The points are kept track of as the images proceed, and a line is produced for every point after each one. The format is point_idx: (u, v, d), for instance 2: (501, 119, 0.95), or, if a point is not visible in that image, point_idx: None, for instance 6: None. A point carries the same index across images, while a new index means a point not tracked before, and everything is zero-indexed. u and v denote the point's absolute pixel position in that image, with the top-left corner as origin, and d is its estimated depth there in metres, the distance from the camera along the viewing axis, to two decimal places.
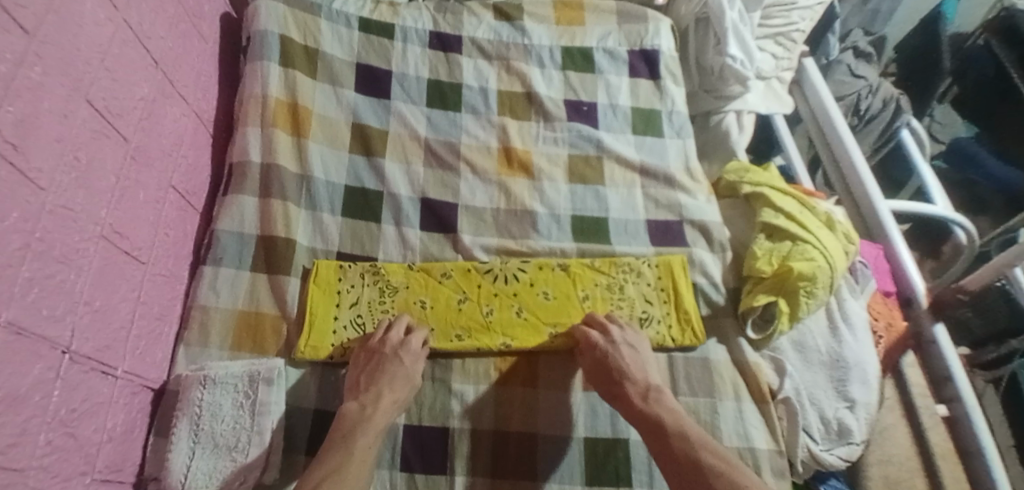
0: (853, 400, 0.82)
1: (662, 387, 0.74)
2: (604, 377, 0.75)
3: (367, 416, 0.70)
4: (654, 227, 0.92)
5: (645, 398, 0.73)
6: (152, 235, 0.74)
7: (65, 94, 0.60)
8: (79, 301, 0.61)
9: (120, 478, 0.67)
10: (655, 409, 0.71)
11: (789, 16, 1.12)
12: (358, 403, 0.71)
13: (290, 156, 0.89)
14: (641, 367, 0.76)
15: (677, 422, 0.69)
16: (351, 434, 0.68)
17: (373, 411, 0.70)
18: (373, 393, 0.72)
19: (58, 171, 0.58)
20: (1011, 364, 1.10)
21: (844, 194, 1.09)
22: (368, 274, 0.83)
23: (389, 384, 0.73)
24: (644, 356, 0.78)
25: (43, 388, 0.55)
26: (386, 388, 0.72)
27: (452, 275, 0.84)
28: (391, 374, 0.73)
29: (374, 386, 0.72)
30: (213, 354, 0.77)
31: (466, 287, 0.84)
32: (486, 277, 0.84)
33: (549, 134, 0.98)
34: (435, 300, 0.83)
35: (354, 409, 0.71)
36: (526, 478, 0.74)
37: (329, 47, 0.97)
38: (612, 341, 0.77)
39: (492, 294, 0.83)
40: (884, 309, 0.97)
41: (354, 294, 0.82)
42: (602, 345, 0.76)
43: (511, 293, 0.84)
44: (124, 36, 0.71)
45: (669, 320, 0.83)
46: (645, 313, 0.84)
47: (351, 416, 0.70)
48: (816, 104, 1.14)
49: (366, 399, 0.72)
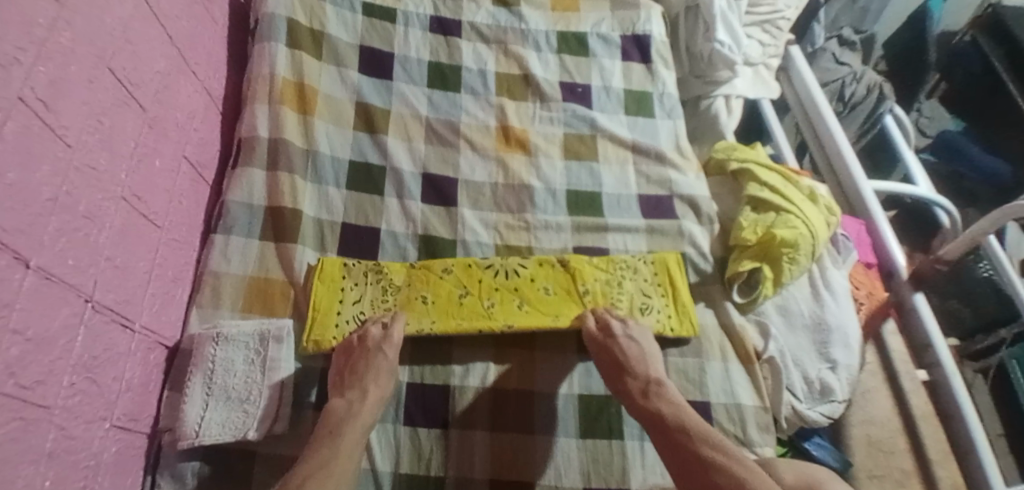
0: (835, 361, 0.86)
1: (663, 381, 0.75)
2: (607, 369, 0.78)
3: (355, 412, 0.71)
4: (645, 201, 0.97)
5: (645, 393, 0.74)
6: (167, 201, 0.78)
7: (90, 61, 0.63)
8: (102, 256, 0.64)
9: (137, 427, 0.70)
10: (654, 403, 0.72)
11: (775, 4, 1.18)
12: (344, 400, 0.72)
13: (297, 132, 0.92)
14: (643, 359, 0.77)
15: (677, 416, 0.69)
16: (337, 429, 0.69)
17: (359, 408, 0.71)
18: (358, 390, 0.73)
19: (85, 132, 0.62)
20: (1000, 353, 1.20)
21: (829, 174, 1.14)
22: (371, 273, 0.85)
23: (374, 380, 0.73)
24: (646, 348, 0.79)
25: (69, 333, 0.59)
26: (372, 384, 0.73)
27: (452, 270, 0.86)
28: (375, 368, 0.74)
29: (358, 382, 0.73)
30: (225, 315, 0.80)
31: (467, 282, 0.85)
32: (486, 272, 0.86)
33: (545, 114, 1.03)
34: (436, 295, 0.84)
35: (341, 405, 0.72)
36: (525, 433, 0.78)
37: (334, 30, 1.01)
38: (610, 334, 0.79)
39: (493, 288, 0.85)
40: (865, 279, 1.01)
41: (357, 291, 0.83)
42: (600, 338, 0.80)
43: (511, 288, 0.85)
44: (143, 13, 0.74)
45: (668, 311, 0.85)
46: (644, 304, 0.86)
47: (338, 411, 0.71)
48: (801, 90, 1.19)
49: (353, 396, 0.72)
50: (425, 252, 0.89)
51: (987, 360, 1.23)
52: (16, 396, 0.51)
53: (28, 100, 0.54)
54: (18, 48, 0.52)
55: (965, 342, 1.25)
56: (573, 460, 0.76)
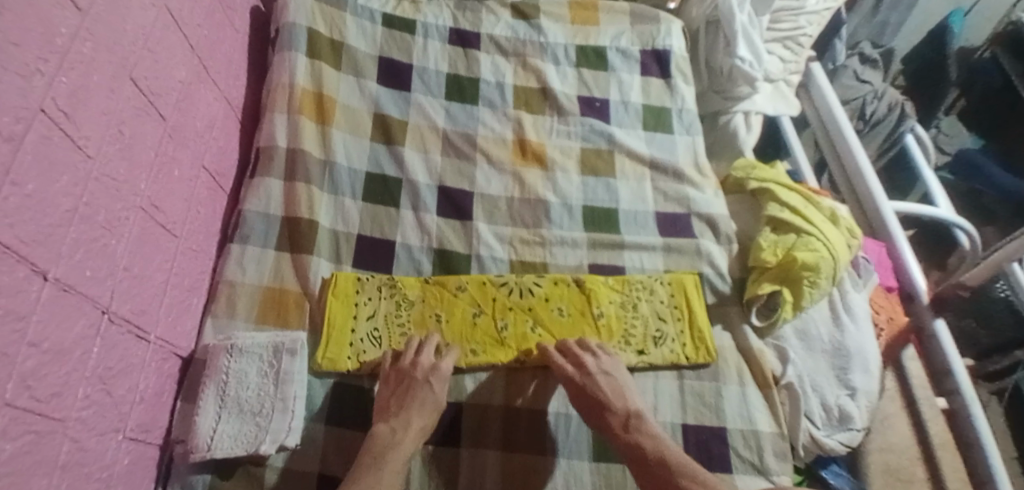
0: (854, 388, 0.84)
1: (642, 412, 0.74)
2: (587, 408, 0.76)
3: (398, 441, 0.70)
4: (662, 219, 0.96)
5: (626, 427, 0.73)
6: (184, 210, 0.78)
7: (111, 71, 0.63)
8: (119, 266, 0.64)
9: (149, 438, 0.70)
10: (636, 437, 0.72)
11: (797, 21, 1.14)
12: (388, 426, 0.72)
13: (315, 142, 0.92)
14: (620, 393, 0.76)
15: (658, 449, 0.70)
16: (380, 456, 0.68)
17: (403, 436, 0.71)
18: (404, 418, 0.72)
19: (105, 142, 0.62)
20: (1015, 375, 1.21)
21: (848, 194, 1.12)
22: (385, 287, 0.84)
23: (419, 409, 0.73)
24: (621, 380, 0.77)
25: (85, 344, 0.58)
26: (416, 414, 0.73)
27: (467, 288, 0.85)
28: (421, 399, 0.74)
29: (404, 410, 0.73)
30: (239, 326, 0.80)
31: (482, 301, 0.85)
32: (501, 290, 0.85)
33: (562, 128, 1.02)
34: (451, 314, 0.84)
35: (385, 431, 0.71)
36: (537, 453, 0.77)
37: (353, 40, 1.01)
38: (588, 372, 0.76)
39: (507, 307, 0.84)
40: (885, 303, 1.01)
41: (371, 306, 0.83)
42: (577, 378, 0.76)
43: (526, 308, 0.85)
44: (165, 22, 0.75)
45: (683, 339, 0.84)
46: (659, 330, 0.85)
47: (382, 438, 0.70)
48: (822, 108, 1.18)
49: (397, 423, 0.72)
50: (439, 265, 0.89)
51: (1003, 381, 1.23)
52: (30, 409, 0.51)
53: (49, 110, 0.53)
54: (40, 59, 0.52)
55: (979, 362, 1.22)
56: (586, 481, 0.75)
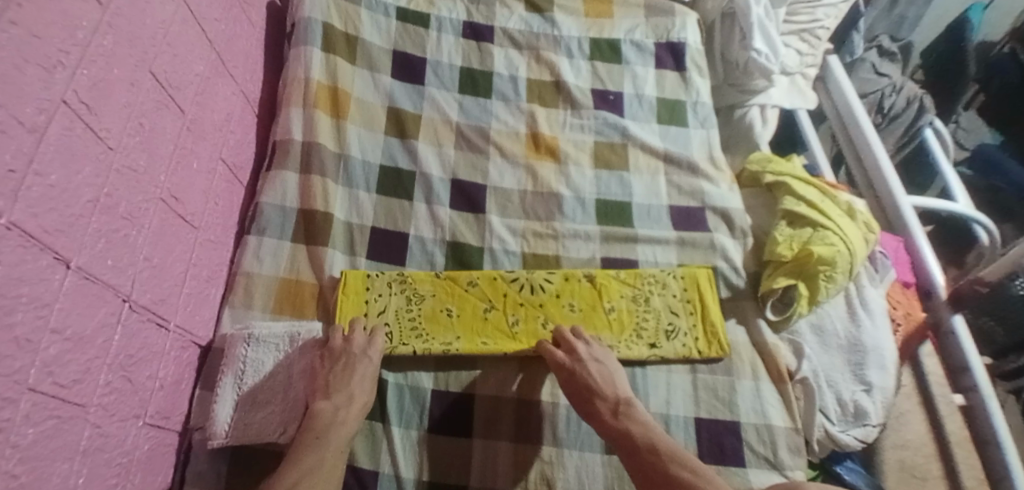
0: (870, 384, 0.83)
1: (632, 400, 0.74)
2: (576, 395, 0.76)
3: (341, 420, 0.71)
4: (677, 212, 0.95)
5: (616, 414, 0.73)
6: (203, 202, 0.79)
7: (132, 64, 0.64)
8: (140, 256, 0.65)
9: (169, 425, 0.72)
10: (625, 424, 0.71)
11: (815, 13, 1.13)
12: (331, 404, 0.72)
13: (330, 136, 0.93)
14: (611, 381, 0.76)
15: (646, 435, 0.70)
16: (324, 434, 0.69)
17: (346, 414, 0.71)
18: (345, 395, 0.73)
19: (126, 133, 0.63)
20: None
21: (866, 188, 1.10)
22: (395, 283, 0.85)
23: (360, 385, 0.74)
24: (612, 369, 0.77)
25: (106, 332, 0.59)
26: (357, 389, 0.74)
27: (478, 283, 0.85)
28: (361, 374, 0.75)
29: (345, 387, 0.73)
30: (256, 316, 0.81)
31: (493, 296, 0.85)
32: (512, 286, 0.85)
33: (575, 121, 1.02)
34: (461, 309, 0.84)
35: (327, 409, 0.71)
36: (547, 444, 0.77)
37: (368, 34, 1.02)
38: (578, 359, 0.77)
39: (518, 303, 0.85)
40: (902, 298, 0.98)
41: (382, 302, 0.83)
42: (567, 364, 0.76)
43: (536, 304, 0.85)
44: (184, 16, 0.76)
45: (695, 333, 0.84)
46: (671, 324, 0.84)
47: (324, 417, 0.71)
48: (841, 102, 1.16)
49: (339, 400, 0.72)
50: (453, 258, 0.89)
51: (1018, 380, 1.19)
52: (52, 394, 0.52)
53: (71, 102, 0.54)
54: (62, 51, 0.53)
55: (996, 361, 1.19)
56: (599, 474, 0.76)
